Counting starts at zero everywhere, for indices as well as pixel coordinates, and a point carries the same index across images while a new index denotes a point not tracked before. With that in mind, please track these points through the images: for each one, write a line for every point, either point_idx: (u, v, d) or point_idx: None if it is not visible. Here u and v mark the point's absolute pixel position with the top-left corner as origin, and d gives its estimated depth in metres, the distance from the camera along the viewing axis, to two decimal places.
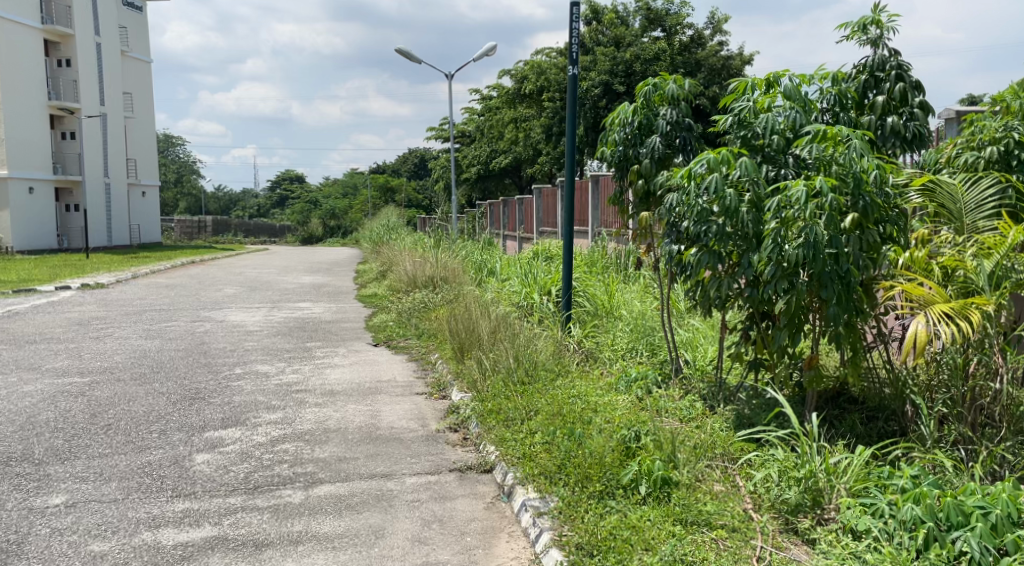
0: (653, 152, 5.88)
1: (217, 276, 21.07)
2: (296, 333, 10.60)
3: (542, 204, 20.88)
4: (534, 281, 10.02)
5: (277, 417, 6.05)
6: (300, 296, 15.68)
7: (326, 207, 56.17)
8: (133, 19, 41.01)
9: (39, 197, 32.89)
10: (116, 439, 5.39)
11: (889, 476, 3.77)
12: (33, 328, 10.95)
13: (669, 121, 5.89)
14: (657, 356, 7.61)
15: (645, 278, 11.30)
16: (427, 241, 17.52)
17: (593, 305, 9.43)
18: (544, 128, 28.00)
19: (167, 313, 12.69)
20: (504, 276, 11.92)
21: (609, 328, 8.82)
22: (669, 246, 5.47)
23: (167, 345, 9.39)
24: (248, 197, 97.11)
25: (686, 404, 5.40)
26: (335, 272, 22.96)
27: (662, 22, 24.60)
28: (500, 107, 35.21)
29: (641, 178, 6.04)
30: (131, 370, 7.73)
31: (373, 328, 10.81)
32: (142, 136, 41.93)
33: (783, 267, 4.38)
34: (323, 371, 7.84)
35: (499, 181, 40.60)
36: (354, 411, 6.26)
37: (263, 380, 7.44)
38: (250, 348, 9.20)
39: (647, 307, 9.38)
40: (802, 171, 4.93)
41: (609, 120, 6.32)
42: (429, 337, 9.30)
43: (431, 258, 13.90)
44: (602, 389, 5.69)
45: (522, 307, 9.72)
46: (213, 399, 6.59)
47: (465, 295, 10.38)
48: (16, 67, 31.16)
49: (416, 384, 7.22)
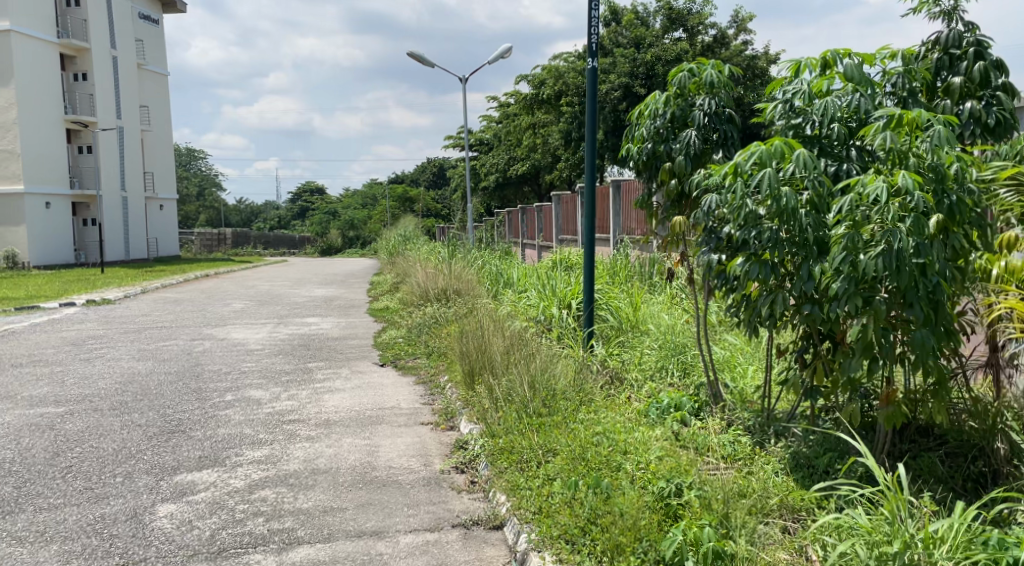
0: (688, 147, 5.12)
1: (228, 289, 20.55)
2: (299, 351, 9.91)
3: (562, 211, 20.20)
4: (552, 293, 9.22)
5: (260, 455, 5.33)
6: (310, 310, 15.03)
7: (345, 218, 55.83)
8: (150, 32, 40.88)
9: (55, 212, 32.65)
10: (72, 486, 4.70)
11: (1002, 545, 2.98)
12: (24, 349, 10.36)
13: (705, 112, 5.15)
14: (690, 378, 6.88)
15: (672, 289, 10.54)
16: (441, 251, 16.82)
17: (618, 320, 8.68)
18: (562, 134, 27.27)
19: (168, 331, 12.06)
20: (521, 287, 11.18)
21: (636, 343, 8.06)
22: (707, 255, 4.70)
23: (158, 367, 8.73)
24: (269, 208, 97.33)
25: (730, 441, 4.63)
26: (348, 284, 22.35)
27: (683, 21, 23.75)
28: (518, 114, 34.59)
29: (674, 178, 5.29)
30: (112, 398, 7.06)
31: (381, 346, 10.09)
32: (160, 149, 41.71)
33: (855, 279, 3.61)
34: (323, 397, 7.13)
35: (518, 189, 39.97)
36: (349, 446, 5.52)
37: (254, 408, 6.72)
38: (247, 371, 8.50)
39: (676, 321, 8.63)
40: (870, 164, 4.15)
41: (636, 112, 5.58)
42: (439, 356, 8.56)
43: (444, 269, 13.21)
44: (632, 421, 4.97)
45: (539, 322, 8.94)
46: (195, 433, 5.89)
47: (479, 310, 9.63)
48: (32, 82, 30.94)
49: (424, 411, 6.49)
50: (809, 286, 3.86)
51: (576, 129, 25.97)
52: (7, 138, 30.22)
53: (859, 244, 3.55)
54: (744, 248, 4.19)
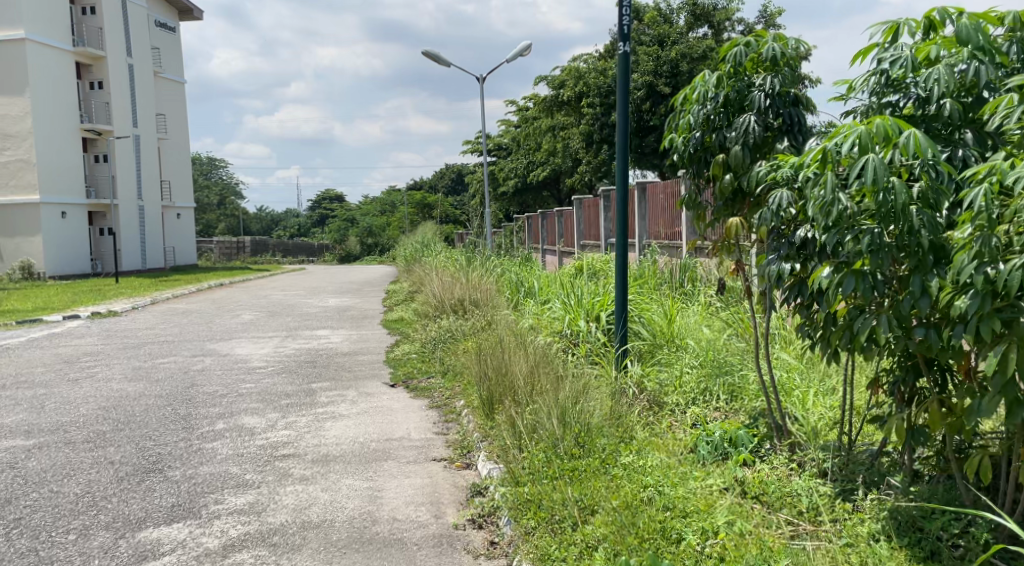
0: (745, 136, 4.28)
1: (240, 299, 19.90)
2: (304, 369, 9.14)
3: (584, 215, 19.39)
4: (577, 304, 8.35)
5: (244, 503, 4.53)
6: (322, 322, 14.29)
7: (364, 225, 55.27)
8: (166, 40, 40.61)
9: (71, 222, 32.26)
10: (14, 547, 3.94)
11: None
12: (11, 368, 9.66)
13: (766, 93, 4.30)
14: (740, 404, 6.03)
15: (706, 302, 9.68)
16: (459, 258, 16.06)
17: (654, 335, 7.86)
18: (583, 137, 26.45)
19: (169, 347, 11.36)
20: (543, 298, 10.37)
21: (673, 361, 7.23)
22: (775, 264, 3.86)
23: (149, 389, 8.00)
24: (290, 216, 97.33)
25: (808, 490, 3.81)
26: (363, 293, 21.62)
27: (709, 18, 22.88)
28: (538, 117, 33.81)
29: (728, 172, 4.43)
30: (89, 428, 6.32)
31: (392, 362, 9.31)
32: (177, 157, 41.34)
33: (992, 296, 2.76)
34: (325, 425, 6.35)
35: (538, 194, 39.16)
36: (348, 490, 4.71)
37: (244, 440, 5.94)
38: (244, 393, 7.74)
39: (715, 335, 7.80)
40: (990, 150, 3.29)
41: (681, 97, 4.75)
42: (455, 376, 7.77)
43: (462, 278, 12.42)
44: (686, 465, 4.16)
45: (564, 337, 8.10)
46: (171, 473, 5.11)
47: (498, 324, 8.84)
48: (47, 91, 30.59)
49: (437, 444, 5.67)
50: (923, 304, 3.01)
51: (598, 130, 25.16)
52: (22, 146, 29.84)
53: (998, 249, 2.69)
54: (830, 255, 3.36)
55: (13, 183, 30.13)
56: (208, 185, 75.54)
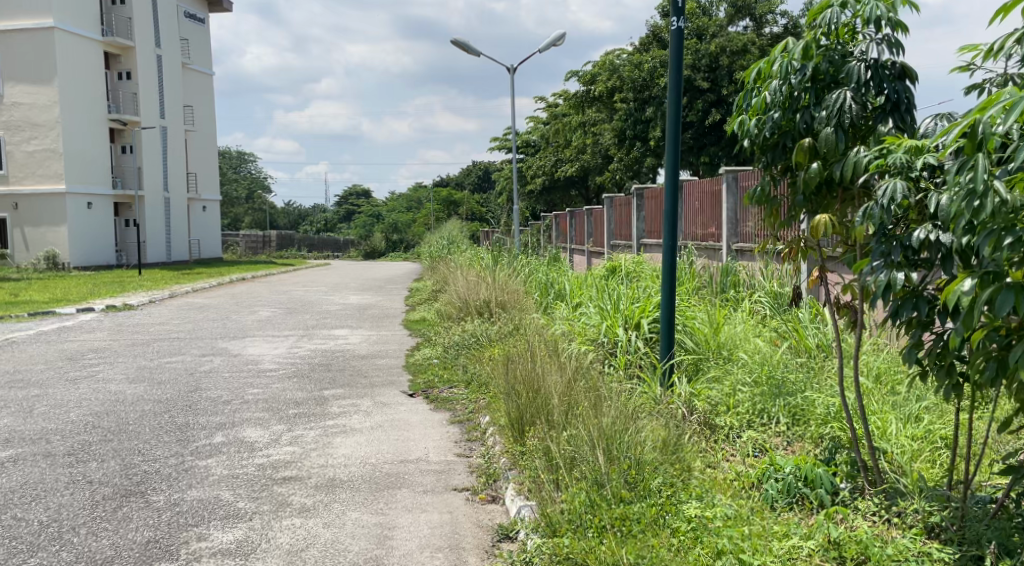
0: (838, 115, 3.53)
1: (259, 295, 19.36)
2: (317, 373, 8.48)
3: (614, 214, 18.63)
4: (614, 310, 7.58)
5: (232, 540, 3.87)
6: (341, 321, 13.67)
7: (389, 221, 54.78)
8: (195, 32, 40.38)
9: (97, 212, 31.98)
10: None
11: None
12: (10, 365, 9.14)
13: (866, 64, 3.54)
14: (808, 431, 5.31)
15: (749, 313, 8.98)
16: (485, 257, 15.38)
17: (701, 348, 7.14)
18: (616, 133, 25.62)
19: (179, 344, 10.79)
20: (575, 300, 9.65)
21: (724, 376, 6.51)
22: (878, 272, 3.12)
23: (149, 393, 7.39)
24: (317, 212, 97.40)
25: (918, 555, 3.12)
26: (386, 290, 21.02)
27: (750, 10, 22.01)
28: (568, 113, 33.03)
29: (815, 160, 3.66)
30: (74, 438, 5.71)
31: (412, 368, 8.65)
32: (203, 149, 41.10)
33: None
34: (334, 442, 5.67)
35: (565, 192, 38.51)
36: (354, 528, 4.02)
37: (242, 458, 5.27)
38: (250, 400, 7.10)
39: (768, 349, 7.08)
40: None
41: (755, 69, 3.98)
42: (480, 387, 7.05)
43: (487, 278, 11.73)
44: (763, 517, 3.43)
45: (601, 346, 7.31)
46: (154, 499, 4.45)
47: (527, 330, 8.11)
48: (74, 80, 30.35)
49: (458, 469, 4.97)
50: None
51: (631, 126, 24.28)
52: (49, 136, 29.62)
53: None
54: (974, 263, 2.61)
55: (39, 173, 29.92)
56: (236, 178, 75.75)
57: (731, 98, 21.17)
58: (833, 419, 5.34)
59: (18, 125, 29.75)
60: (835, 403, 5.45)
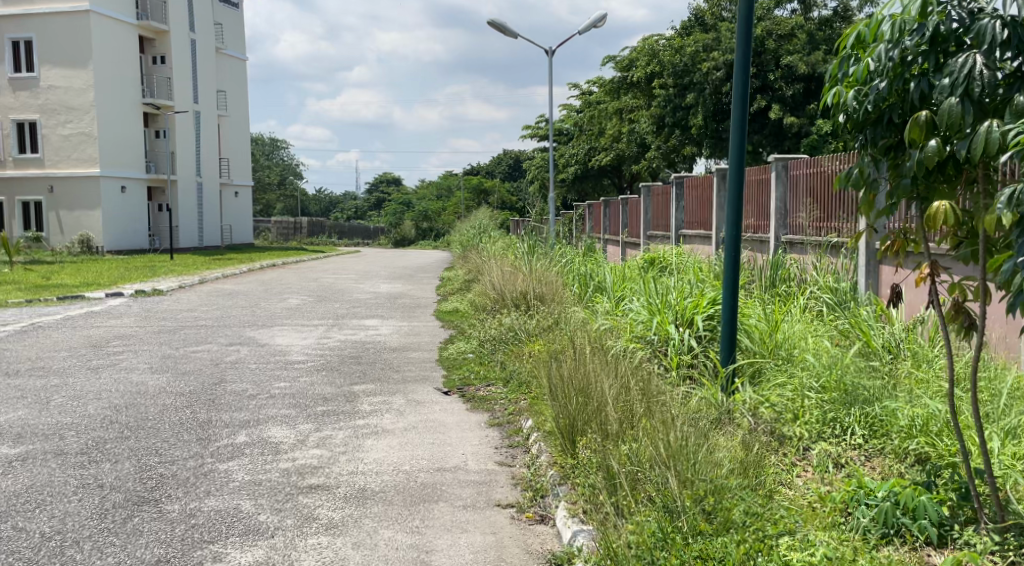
0: (963, 83, 2.98)
1: (289, 282, 19.07)
2: (347, 366, 8.06)
3: (652, 204, 18.03)
4: (663, 305, 7.05)
5: (253, 562, 3.45)
6: (372, 310, 13.28)
7: (419, 209, 54.38)
8: (229, 16, 40.30)
9: (131, 196, 31.96)
10: None
11: None
12: (33, 351, 8.85)
13: (1002, 21, 2.98)
14: (890, 447, 4.80)
15: (805, 311, 8.39)
16: (519, 246, 14.90)
17: (760, 350, 6.60)
18: (653, 121, 25.00)
19: (206, 332, 10.47)
20: (619, 293, 9.10)
21: (784, 380, 5.99)
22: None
23: (172, 386, 7.03)
24: (347, 199, 97.54)
25: None
26: (416, 279, 20.66)
27: None
28: (605, 100, 32.40)
29: (933, 136, 3.11)
30: (89, 434, 5.34)
31: (446, 363, 8.22)
32: (236, 135, 41.04)
33: None
34: (365, 444, 5.23)
35: (598, 181, 37.99)
36: (388, 551, 3.56)
37: (266, 462, 4.85)
38: (277, 395, 6.70)
39: (833, 351, 6.54)
40: None
41: (861, 29, 3.44)
42: (521, 386, 6.57)
43: (524, 268, 11.26)
44: (870, 557, 2.92)
45: (650, 345, 6.78)
46: (168, 508, 4.05)
47: (569, 326, 7.58)
48: (109, 63, 30.32)
49: (500, 481, 4.49)
50: None
51: (670, 113, 23.53)
52: (84, 120, 29.65)
53: None
54: None
55: (74, 156, 29.95)
56: (269, 165, 76.09)
57: (776, 84, 20.72)
58: (919, 433, 4.80)
59: (54, 108, 29.85)
60: (920, 414, 4.93)
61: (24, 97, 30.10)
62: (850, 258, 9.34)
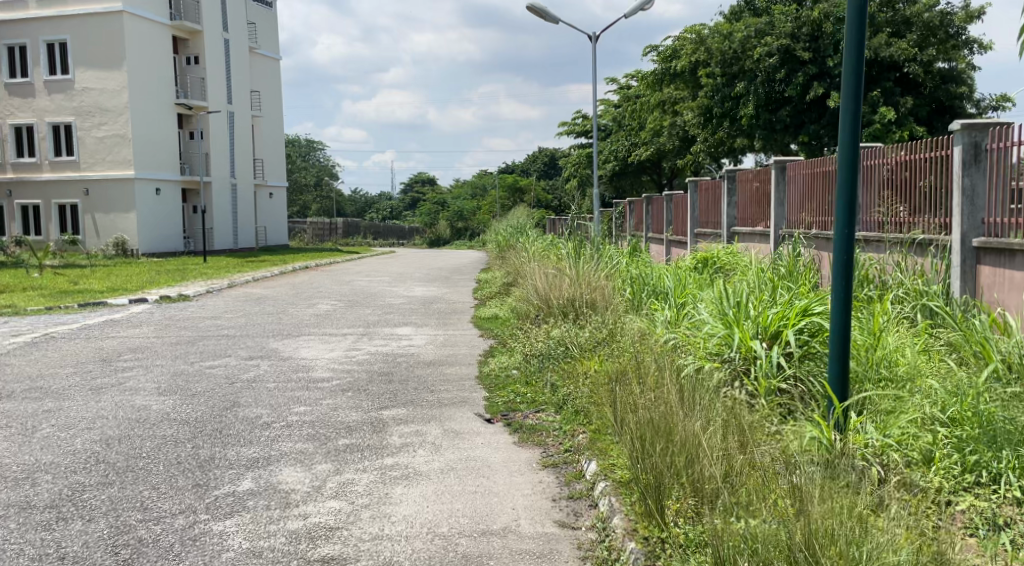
0: None
1: (320, 286, 18.30)
2: (376, 386, 7.11)
3: (699, 200, 16.92)
4: (742, 316, 5.94)
5: None
6: (404, 317, 12.37)
7: (454, 209, 53.30)
8: (263, 16, 39.93)
9: (165, 198, 31.53)
10: None
11: None
12: (36, 368, 8.07)
13: None
14: None
15: (898, 319, 7.22)
16: (561, 245, 13.88)
17: (865, 370, 5.47)
18: (699, 111, 23.84)
19: (226, 343, 9.66)
20: (678, 299, 8.02)
21: (900, 408, 4.88)
22: None
23: (177, 411, 6.17)
24: (382, 199, 96.95)
25: None
26: (452, 282, 19.74)
27: None
28: (646, 93, 31.19)
29: None
30: (68, 479, 4.47)
31: (488, 382, 7.25)
32: (270, 136, 40.58)
33: None
34: (394, 495, 4.27)
35: (637, 178, 36.77)
36: None
37: (271, 521, 3.91)
38: (295, 424, 5.79)
39: (954, 372, 5.39)
40: None
41: None
42: (576, 415, 5.57)
43: (567, 270, 10.25)
44: None
45: (729, 364, 5.69)
46: None
47: (628, 339, 6.51)
48: (142, 63, 29.97)
49: (564, 554, 3.50)
50: None
51: (718, 103, 22.35)
52: (119, 121, 29.32)
53: None
54: None
55: (109, 159, 29.62)
56: (304, 166, 75.82)
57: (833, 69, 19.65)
58: None
59: (89, 110, 29.59)
60: None
61: (59, 100, 29.88)
62: (941, 257, 8.09)
